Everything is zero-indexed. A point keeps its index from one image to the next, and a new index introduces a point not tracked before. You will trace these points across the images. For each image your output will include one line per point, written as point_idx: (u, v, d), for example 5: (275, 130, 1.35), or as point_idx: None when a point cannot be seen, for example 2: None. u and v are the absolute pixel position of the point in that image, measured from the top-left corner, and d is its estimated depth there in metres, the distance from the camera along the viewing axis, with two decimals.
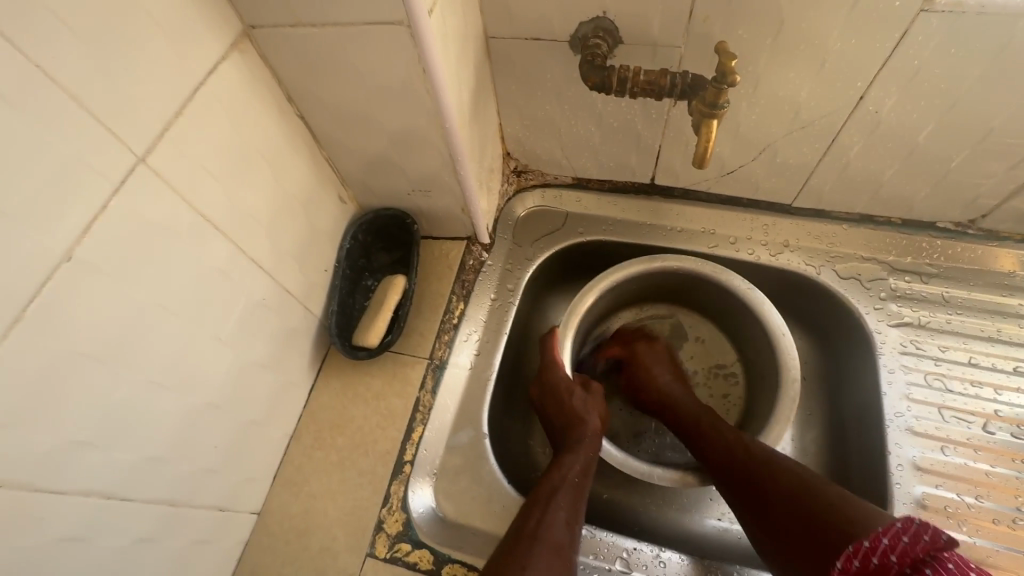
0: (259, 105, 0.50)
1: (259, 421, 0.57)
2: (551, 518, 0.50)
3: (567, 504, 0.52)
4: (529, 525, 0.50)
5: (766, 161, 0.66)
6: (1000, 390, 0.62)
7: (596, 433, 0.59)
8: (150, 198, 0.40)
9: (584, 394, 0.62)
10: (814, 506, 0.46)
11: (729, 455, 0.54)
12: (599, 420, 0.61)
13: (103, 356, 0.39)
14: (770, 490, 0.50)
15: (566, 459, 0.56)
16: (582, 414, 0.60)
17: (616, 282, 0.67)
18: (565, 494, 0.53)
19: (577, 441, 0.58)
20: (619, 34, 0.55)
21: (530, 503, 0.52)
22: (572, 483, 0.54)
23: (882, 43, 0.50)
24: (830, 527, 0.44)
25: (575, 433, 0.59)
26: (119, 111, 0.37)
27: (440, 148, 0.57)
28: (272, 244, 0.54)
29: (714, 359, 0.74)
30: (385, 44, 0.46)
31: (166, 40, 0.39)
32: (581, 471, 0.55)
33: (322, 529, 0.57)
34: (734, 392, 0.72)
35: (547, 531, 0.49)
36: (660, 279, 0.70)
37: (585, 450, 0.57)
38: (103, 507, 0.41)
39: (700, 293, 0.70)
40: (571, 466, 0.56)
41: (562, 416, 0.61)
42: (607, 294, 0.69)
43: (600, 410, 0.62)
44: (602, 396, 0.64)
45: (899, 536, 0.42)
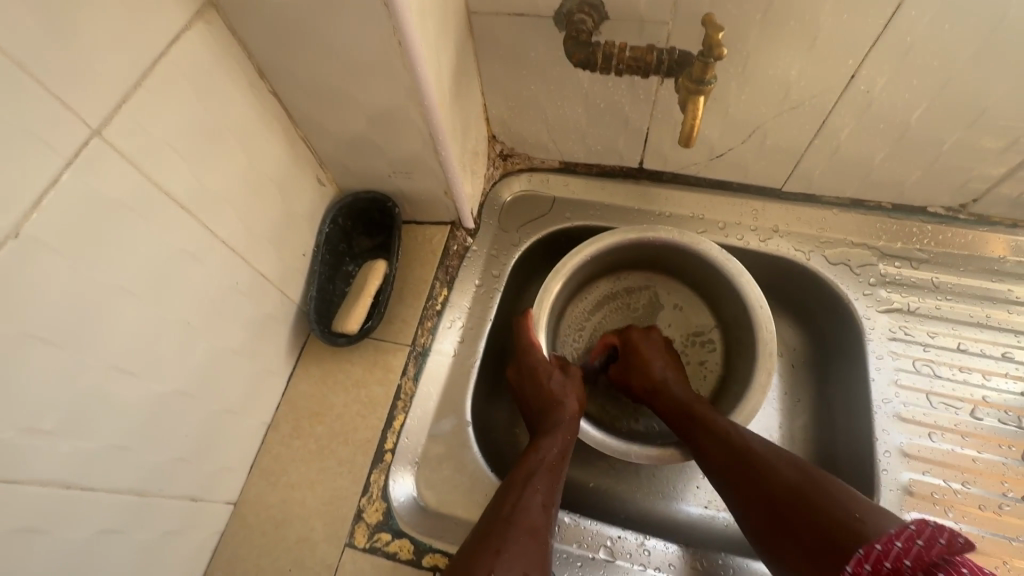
0: (228, 80, 0.48)
1: (234, 410, 0.55)
2: (527, 501, 0.49)
3: (543, 487, 0.51)
4: (504, 510, 0.48)
5: (756, 143, 0.64)
6: (988, 376, 0.61)
7: (573, 417, 0.58)
8: (108, 175, 0.38)
9: (563, 378, 0.61)
10: (818, 506, 0.45)
11: (723, 447, 0.52)
12: (576, 404, 0.60)
13: (58, 341, 0.37)
14: (773, 490, 0.48)
15: (543, 443, 0.55)
16: (558, 397, 0.59)
17: (593, 254, 0.66)
18: (541, 478, 0.52)
19: (554, 425, 0.57)
20: (605, 10, 0.53)
21: (505, 488, 0.51)
22: (550, 467, 0.53)
23: (875, 18, 0.48)
24: (836, 523, 0.43)
25: (553, 416, 0.58)
26: (71, 81, 0.35)
27: (420, 127, 0.55)
28: (245, 226, 0.52)
29: (692, 325, 0.73)
30: (359, 15, 0.44)
31: (123, 7, 0.37)
32: (556, 455, 0.54)
33: (300, 519, 0.56)
34: (710, 358, 0.71)
35: (522, 514, 0.48)
36: (638, 250, 0.69)
37: (562, 435, 0.56)
38: (62, 498, 0.39)
39: (676, 261, 0.70)
40: (548, 451, 0.55)
41: (539, 400, 0.60)
42: (584, 266, 0.68)
43: (577, 393, 0.61)
44: (579, 379, 0.63)
45: (912, 540, 0.39)
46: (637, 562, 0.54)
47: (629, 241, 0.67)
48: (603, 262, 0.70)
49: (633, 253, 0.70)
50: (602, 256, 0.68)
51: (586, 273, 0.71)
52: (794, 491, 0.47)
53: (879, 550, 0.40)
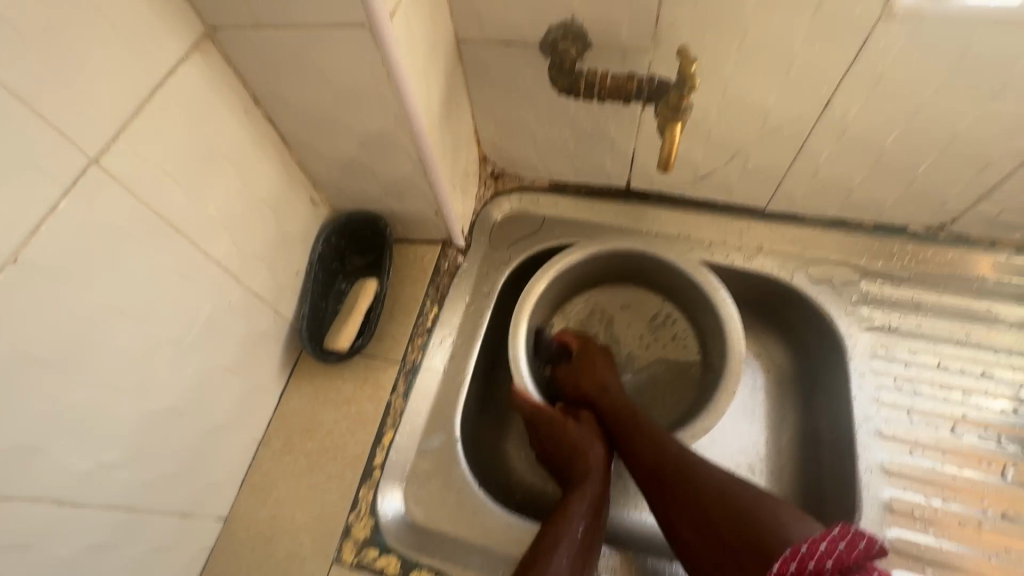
0: (223, 107, 0.50)
1: (225, 426, 0.56)
2: (555, 570, 0.49)
3: (572, 548, 0.51)
4: (534, 575, 0.48)
5: (738, 165, 0.66)
6: (968, 394, 0.62)
7: (601, 466, 0.59)
8: (103, 200, 0.40)
9: (579, 425, 0.61)
10: (745, 510, 0.49)
11: (658, 455, 0.56)
12: (601, 449, 0.60)
13: (53, 361, 0.38)
14: (703, 496, 0.52)
15: (573, 500, 0.55)
16: (582, 448, 0.60)
17: (556, 276, 0.69)
18: (569, 543, 0.51)
19: (582, 478, 0.57)
20: (589, 39, 0.55)
21: (533, 555, 0.51)
22: (579, 524, 0.53)
23: (845, 48, 0.50)
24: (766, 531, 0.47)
25: (578, 468, 0.58)
26: (71, 114, 0.37)
27: (409, 151, 0.57)
28: (237, 246, 0.54)
29: (646, 314, 0.75)
30: (348, 47, 0.46)
31: (123, 43, 0.39)
32: (587, 513, 0.54)
33: (288, 535, 0.57)
34: (679, 330, 0.73)
35: None
36: (608, 258, 0.72)
37: (592, 488, 0.56)
38: (55, 514, 0.40)
39: (636, 268, 0.73)
40: (577, 506, 0.55)
41: (563, 451, 0.60)
42: (546, 291, 0.70)
43: (599, 438, 0.61)
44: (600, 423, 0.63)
45: None
46: None
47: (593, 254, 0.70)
48: (573, 279, 0.73)
49: (598, 266, 0.73)
50: (572, 271, 0.71)
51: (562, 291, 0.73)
52: (723, 504, 0.50)
53: None
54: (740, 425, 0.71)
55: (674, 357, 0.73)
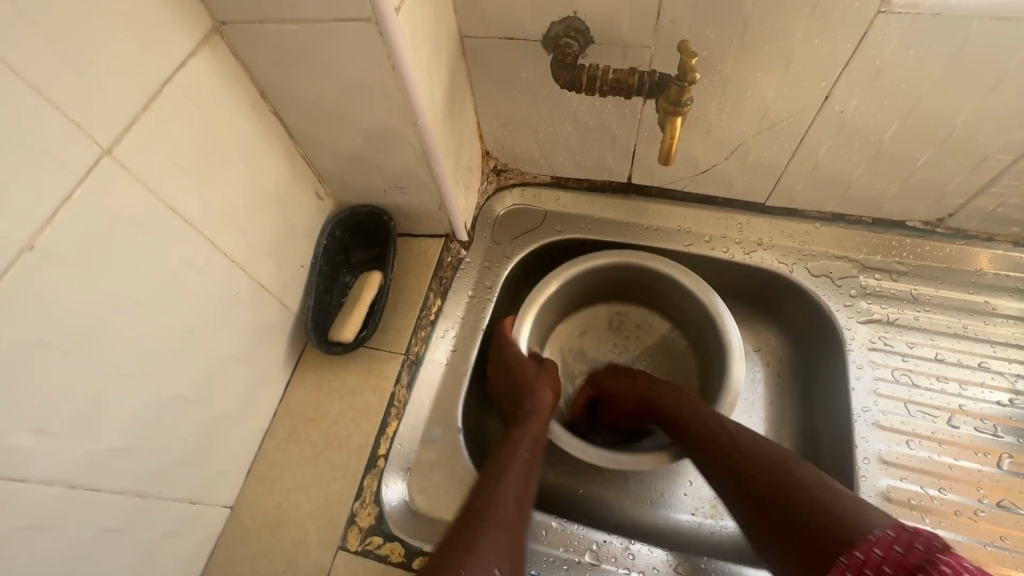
0: (231, 101, 0.51)
1: (232, 416, 0.57)
2: (502, 491, 0.50)
3: (517, 476, 0.52)
4: (478, 498, 0.49)
5: (738, 160, 0.67)
6: (965, 386, 0.63)
7: (548, 408, 0.60)
8: (116, 191, 0.41)
9: (536, 368, 0.63)
10: (794, 501, 0.45)
11: (714, 445, 0.53)
12: (551, 394, 0.61)
13: (66, 347, 0.39)
14: (761, 487, 0.48)
15: (517, 433, 0.57)
16: (532, 387, 0.61)
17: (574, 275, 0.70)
18: (516, 468, 0.52)
19: (527, 416, 0.59)
20: (590, 34, 0.56)
21: (481, 480, 0.52)
22: (524, 456, 0.54)
23: (844, 42, 0.51)
24: (812, 521, 0.43)
25: (525, 406, 0.60)
26: (84, 106, 0.38)
27: (413, 145, 0.58)
28: (244, 238, 0.55)
29: (602, 325, 0.78)
30: (355, 40, 0.47)
31: (134, 36, 0.40)
32: (531, 444, 0.56)
33: (294, 523, 0.58)
34: (632, 317, 0.78)
35: (496, 503, 0.48)
36: (606, 273, 0.72)
37: (536, 426, 0.58)
38: (66, 497, 0.41)
39: (626, 282, 0.74)
40: (522, 440, 0.56)
41: (513, 391, 0.62)
42: (546, 305, 0.70)
43: (552, 385, 0.62)
44: (556, 373, 0.64)
45: (890, 546, 0.39)
46: (622, 565, 0.56)
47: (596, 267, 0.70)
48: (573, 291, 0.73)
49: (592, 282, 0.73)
50: (574, 284, 0.71)
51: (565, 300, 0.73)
52: (779, 493, 0.46)
53: (859, 558, 0.39)
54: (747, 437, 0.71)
55: (648, 341, 0.77)
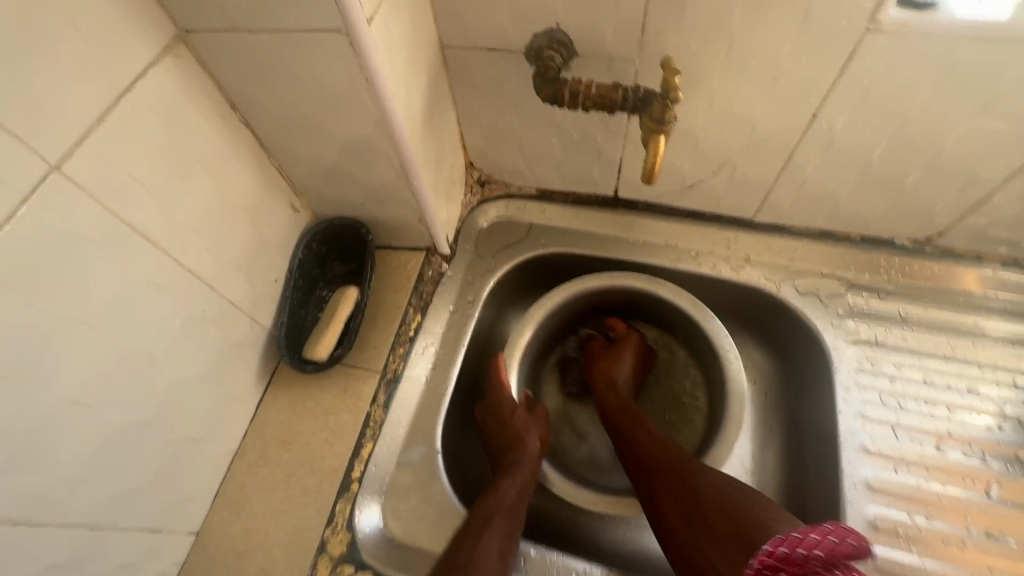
0: (198, 111, 0.48)
1: (198, 438, 0.55)
2: (485, 549, 0.49)
3: (501, 533, 0.51)
4: (458, 558, 0.48)
5: (726, 175, 0.65)
6: (954, 410, 0.62)
7: (534, 457, 0.59)
8: (67, 208, 0.39)
9: (526, 416, 0.62)
10: (736, 502, 0.50)
11: (659, 451, 0.57)
12: (538, 442, 0.60)
13: (8, 375, 0.37)
14: (701, 489, 0.52)
15: (503, 483, 0.56)
16: (520, 435, 0.60)
17: (569, 299, 0.68)
18: (500, 522, 0.51)
19: (514, 465, 0.57)
20: (574, 46, 0.54)
21: (461, 534, 0.51)
22: (508, 510, 0.53)
23: (832, 61, 0.50)
24: (756, 519, 0.48)
25: (512, 456, 0.58)
26: (30, 119, 0.36)
27: (390, 158, 0.56)
28: (212, 254, 0.53)
29: None
30: (326, 52, 0.45)
31: (87, 46, 0.38)
32: (517, 496, 0.55)
33: (262, 550, 0.55)
34: None
35: (479, 564, 0.47)
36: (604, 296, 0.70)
37: (522, 474, 0.57)
38: (11, 533, 0.39)
39: (624, 303, 0.72)
40: (507, 491, 0.55)
41: (502, 437, 0.61)
42: (543, 326, 0.69)
43: (539, 432, 0.61)
44: (543, 419, 0.63)
45: (827, 535, 0.44)
46: None
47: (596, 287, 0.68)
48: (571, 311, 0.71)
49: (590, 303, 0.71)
50: (571, 305, 0.69)
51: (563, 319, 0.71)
52: (720, 496, 0.51)
53: (798, 537, 0.44)
54: (746, 464, 0.69)
55: None
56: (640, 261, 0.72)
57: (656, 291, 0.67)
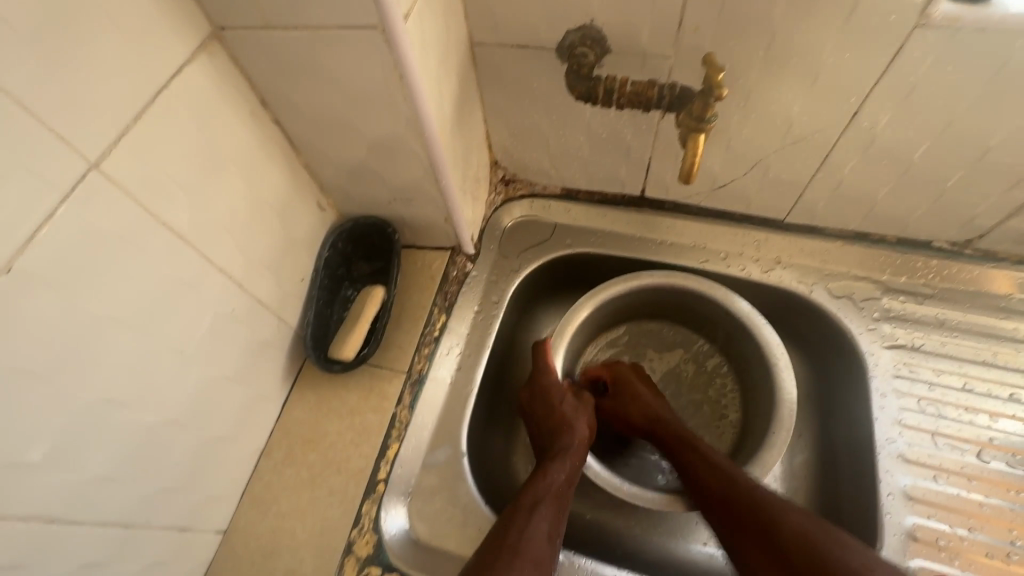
0: (230, 110, 0.48)
1: (227, 436, 0.55)
2: (534, 531, 0.49)
3: (549, 517, 0.51)
4: (510, 537, 0.48)
5: (758, 175, 0.64)
6: (995, 418, 0.60)
7: (583, 442, 0.58)
8: (104, 207, 0.39)
9: (574, 402, 0.61)
10: (831, 556, 0.47)
11: (724, 484, 0.53)
12: (587, 429, 0.60)
13: (47, 373, 0.37)
14: (782, 531, 0.49)
15: (552, 467, 0.55)
16: (570, 421, 0.59)
17: (619, 292, 0.66)
18: (548, 506, 0.52)
19: (563, 449, 0.57)
20: (608, 42, 0.53)
21: (510, 514, 0.51)
22: (556, 495, 0.53)
23: (877, 58, 0.48)
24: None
25: (561, 439, 0.58)
26: (72, 118, 0.36)
27: (420, 157, 0.55)
28: (242, 253, 0.52)
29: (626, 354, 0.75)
30: (361, 50, 0.44)
31: (126, 45, 0.38)
32: (564, 481, 0.55)
33: (288, 550, 0.55)
34: (653, 343, 0.74)
35: (529, 545, 0.48)
36: (643, 295, 0.69)
37: (571, 458, 0.56)
38: (45, 532, 0.39)
39: (663, 305, 0.71)
40: (556, 475, 0.55)
41: (549, 421, 0.60)
42: (583, 325, 0.67)
43: (588, 419, 0.61)
44: (591, 407, 0.63)
45: None
46: None
47: (638, 287, 0.67)
48: (607, 313, 0.70)
49: (627, 304, 0.70)
50: (609, 304, 0.68)
51: (599, 320, 0.70)
52: (803, 540, 0.48)
53: None
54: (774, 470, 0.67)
55: (673, 363, 0.74)
56: (677, 258, 0.71)
57: (701, 293, 0.65)
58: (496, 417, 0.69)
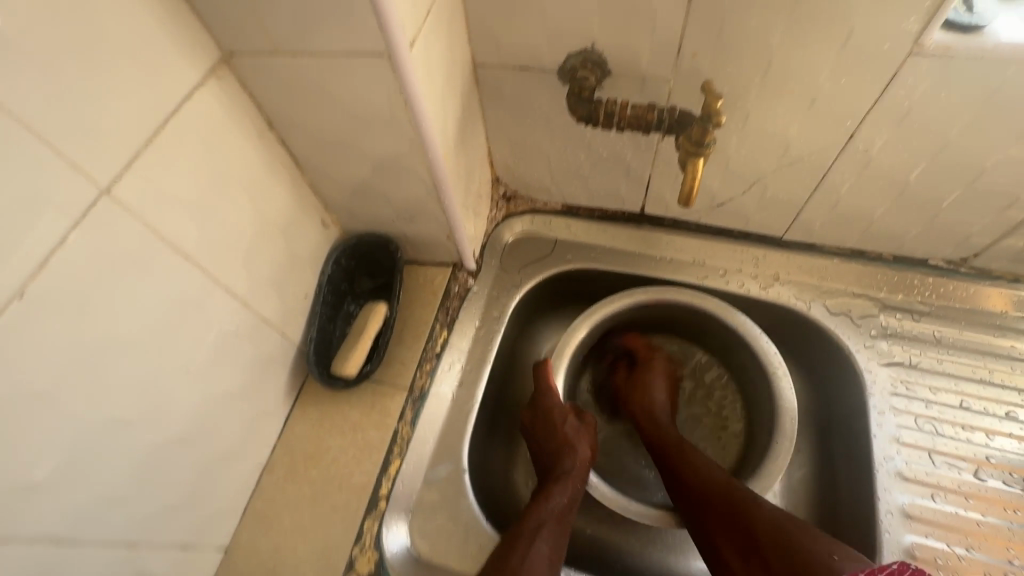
0: (237, 131, 0.49)
1: (231, 453, 0.55)
2: (537, 553, 0.50)
3: (552, 539, 0.52)
4: (513, 560, 0.49)
5: (757, 194, 0.65)
6: (992, 436, 0.61)
7: (584, 465, 0.59)
8: (114, 231, 0.39)
9: (577, 423, 0.62)
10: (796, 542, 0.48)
11: (706, 480, 0.55)
12: (589, 450, 0.61)
13: (56, 395, 0.38)
14: (756, 522, 0.51)
15: (555, 491, 0.56)
16: (572, 442, 0.60)
17: (612, 314, 0.67)
18: (550, 529, 0.53)
19: (565, 473, 0.58)
20: (608, 66, 0.54)
21: (511, 537, 0.52)
22: (559, 518, 0.54)
23: (872, 83, 0.49)
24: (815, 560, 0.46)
25: (563, 463, 0.59)
26: (84, 145, 0.36)
27: (423, 176, 0.56)
28: (247, 271, 0.53)
29: None
30: (367, 75, 0.45)
31: (137, 72, 0.39)
32: (567, 505, 0.55)
33: (290, 567, 0.55)
34: None
35: (533, 568, 0.49)
36: (646, 312, 0.70)
37: (573, 481, 0.57)
38: (51, 553, 0.39)
39: (666, 322, 0.72)
40: (558, 499, 0.55)
41: (552, 443, 0.61)
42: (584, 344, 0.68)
43: (591, 440, 0.62)
44: (594, 428, 0.64)
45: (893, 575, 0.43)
46: None
47: (640, 303, 0.67)
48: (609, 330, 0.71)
49: (628, 322, 0.71)
50: (612, 321, 0.69)
51: (600, 338, 0.71)
52: (773, 528, 0.50)
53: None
54: (776, 487, 0.68)
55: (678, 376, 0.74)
56: (672, 273, 0.71)
57: (701, 308, 0.66)
58: (498, 437, 0.70)
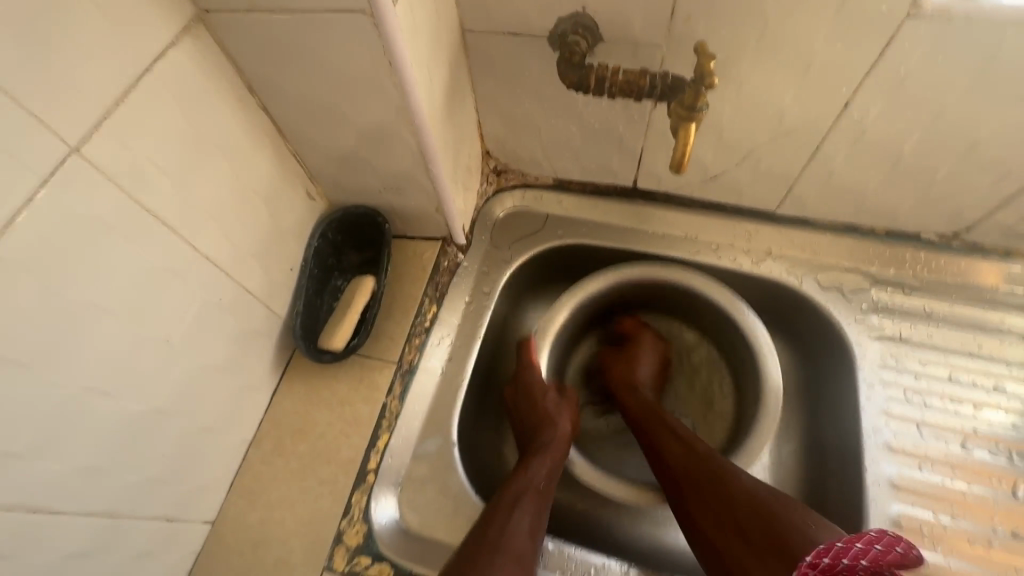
0: (216, 95, 0.47)
1: (215, 426, 0.54)
2: (516, 526, 0.49)
3: (532, 512, 0.51)
4: (491, 534, 0.48)
5: (750, 167, 0.64)
6: (980, 408, 0.61)
7: (565, 439, 0.59)
8: (87, 193, 0.38)
9: (558, 397, 0.62)
10: (776, 513, 0.48)
11: (684, 455, 0.56)
12: (570, 424, 0.61)
13: (29, 363, 0.36)
14: (734, 491, 0.51)
15: (533, 464, 0.56)
16: (552, 416, 0.60)
17: (600, 288, 0.67)
18: (529, 501, 0.52)
19: (544, 447, 0.58)
20: (599, 31, 0.53)
21: (491, 509, 0.51)
22: (538, 490, 0.53)
23: (869, 49, 0.48)
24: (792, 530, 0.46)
25: (543, 435, 0.59)
26: (52, 102, 0.35)
27: (410, 145, 0.55)
28: (229, 241, 0.52)
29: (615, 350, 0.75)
30: (349, 34, 0.43)
31: (106, 27, 0.37)
32: (545, 479, 0.55)
33: (278, 541, 0.55)
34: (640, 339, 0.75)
35: (510, 539, 0.48)
36: (635, 286, 0.69)
37: (553, 454, 0.57)
38: (30, 522, 0.39)
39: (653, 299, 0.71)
40: (537, 473, 0.55)
41: (533, 418, 0.61)
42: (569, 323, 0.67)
43: (571, 413, 0.62)
44: (574, 402, 0.64)
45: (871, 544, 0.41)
46: None
47: (628, 277, 0.67)
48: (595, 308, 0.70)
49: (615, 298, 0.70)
50: (600, 297, 0.68)
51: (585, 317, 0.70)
52: (752, 501, 0.49)
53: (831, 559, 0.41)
54: (766, 463, 0.68)
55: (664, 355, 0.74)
56: (664, 248, 0.71)
57: (690, 284, 0.66)
58: (488, 413, 0.69)
